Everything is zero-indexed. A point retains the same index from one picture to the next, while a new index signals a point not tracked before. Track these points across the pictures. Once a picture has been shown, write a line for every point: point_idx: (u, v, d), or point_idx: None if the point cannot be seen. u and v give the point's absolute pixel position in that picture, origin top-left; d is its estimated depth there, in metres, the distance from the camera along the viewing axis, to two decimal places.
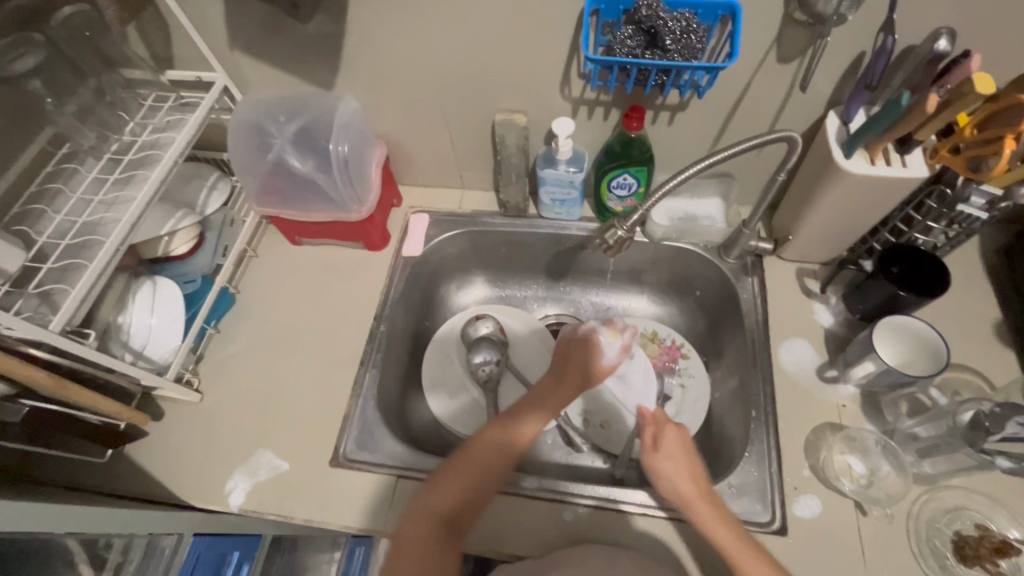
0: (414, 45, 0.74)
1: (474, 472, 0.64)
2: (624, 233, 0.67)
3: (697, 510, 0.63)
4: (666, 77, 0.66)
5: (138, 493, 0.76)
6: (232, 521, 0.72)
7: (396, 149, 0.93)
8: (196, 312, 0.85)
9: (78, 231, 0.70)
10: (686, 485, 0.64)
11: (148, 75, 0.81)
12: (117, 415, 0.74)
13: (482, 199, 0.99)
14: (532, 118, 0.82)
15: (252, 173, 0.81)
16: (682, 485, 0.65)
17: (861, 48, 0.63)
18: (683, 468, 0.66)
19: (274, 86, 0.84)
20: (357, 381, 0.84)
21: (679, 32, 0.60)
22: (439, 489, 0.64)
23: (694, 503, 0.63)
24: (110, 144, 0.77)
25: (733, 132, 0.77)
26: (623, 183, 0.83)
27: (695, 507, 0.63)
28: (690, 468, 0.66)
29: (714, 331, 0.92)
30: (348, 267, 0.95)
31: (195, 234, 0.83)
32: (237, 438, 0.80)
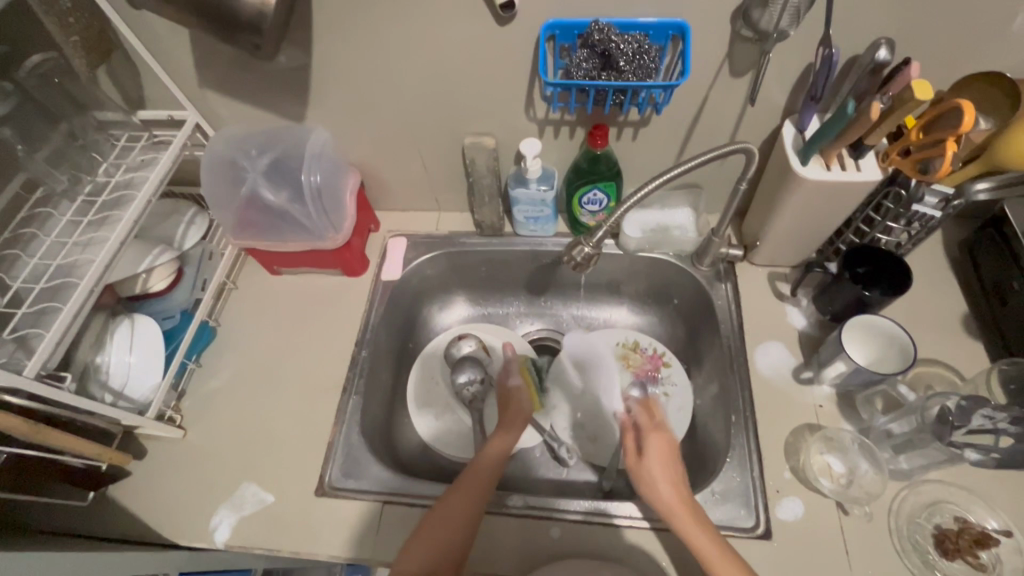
0: (381, 74, 0.76)
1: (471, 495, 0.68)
2: (590, 249, 0.69)
3: (680, 518, 0.63)
4: (623, 97, 0.67)
5: (124, 534, 0.76)
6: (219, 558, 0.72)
7: (371, 176, 0.95)
8: (176, 348, 0.85)
9: (53, 273, 0.70)
10: (669, 492, 0.65)
11: (120, 116, 0.83)
12: (99, 457, 0.73)
13: (459, 220, 1.00)
14: (501, 140, 0.84)
15: (226, 208, 0.82)
16: (664, 489, 0.66)
17: (808, 61, 0.66)
18: (669, 474, 0.68)
19: (246, 120, 0.86)
20: (340, 408, 0.84)
21: (632, 53, 0.62)
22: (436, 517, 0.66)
23: (674, 511, 0.64)
24: (83, 186, 0.78)
25: (697, 144, 0.79)
26: (593, 199, 0.85)
27: (676, 514, 0.64)
28: (672, 475, 0.68)
29: (693, 338, 0.93)
30: (328, 295, 0.95)
31: (173, 270, 0.84)
32: (222, 473, 0.80)
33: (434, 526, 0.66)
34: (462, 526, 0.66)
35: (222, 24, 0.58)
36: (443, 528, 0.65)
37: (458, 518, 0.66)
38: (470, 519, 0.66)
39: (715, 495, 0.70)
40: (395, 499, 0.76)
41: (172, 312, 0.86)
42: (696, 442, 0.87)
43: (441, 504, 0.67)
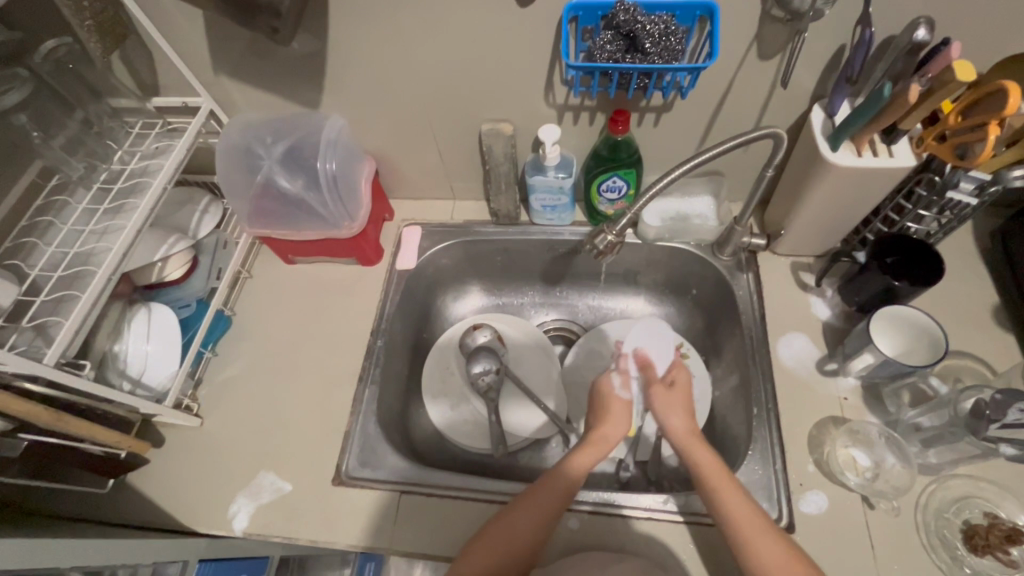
0: (397, 59, 0.74)
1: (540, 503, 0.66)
2: (614, 237, 0.67)
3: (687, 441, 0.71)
4: (647, 81, 0.65)
5: (143, 520, 0.76)
6: (238, 545, 0.72)
7: (386, 164, 0.94)
8: (192, 336, 0.85)
9: (70, 262, 0.70)
10: (680, 421, 0.73)
11: (134, 103, 0.82)
12: (118, 444, 0.74)
13: (474, 208, 0.99)
14: (519, 127, 0.82)
15: (242, 196, 0.81)
16: (672, 419, 0.74)
17: (840, 42, 0.64)
18: (682, 406, 0.76)
19: (260, 107, 0.84)
20: (356, 397, 0.84)
21: (658, 35, 0.60)
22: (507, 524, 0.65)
23: (682, 434, 0.72)
24: (99, 173, 0.77)
25: (720, 130, 0.77)
26: (612, 186, 0.83)
27: (684, 438, 0.72)
28: (685, 411, 0.76)
29: (712, 329, 0.92)
30: (343, 284, 0.95)
31: (189, 258, 0.83)
32: (239, 461, 0.80)
33: (494, 538, 0.65)
34: (531, 532, 0.65)
35: (237, 7, 0.57)
36: (511, 532, 0.65)
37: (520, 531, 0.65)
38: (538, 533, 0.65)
39: None
40: (413, 489, 0.76)
41: (188, 300, 0.86)
42: (715, 433, 0.86)
43: (505, 519, 0.66)
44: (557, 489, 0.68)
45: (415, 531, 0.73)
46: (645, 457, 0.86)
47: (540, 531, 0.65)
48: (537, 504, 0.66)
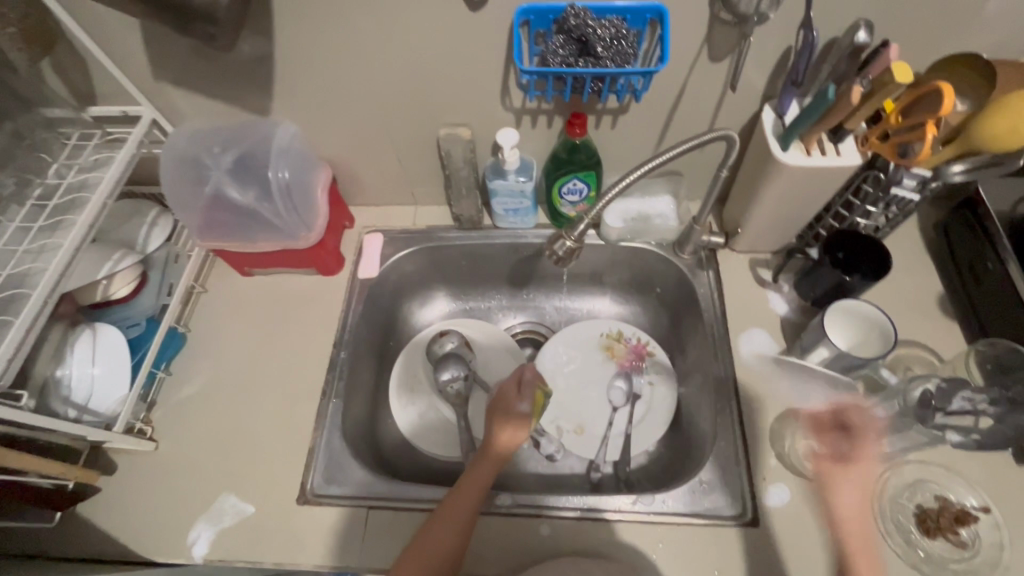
0: (348, 64, 0.72)
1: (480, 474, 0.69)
2: (573, 243, 0.67)
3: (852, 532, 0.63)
4: (600, 84, 0.65)
5: (95, 553, 0.73)
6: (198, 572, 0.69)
7: (342, 171, 0.91)
8: (142, 357, 0.81)
9: (2, 284, 0.66)
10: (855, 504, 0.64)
11: (70, 113, 0.78)
12: (65, 474, 0.70)
13: (437, 213, 0.97)
14: (477, 131, 0.81)
15: (190, 209, 0.78)
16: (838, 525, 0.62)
17: (787, 44, 0.65)
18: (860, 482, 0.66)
19: (205, 115, 0.81)
20: (320, 412, 0.82)
21: (609, 39, 0.60)
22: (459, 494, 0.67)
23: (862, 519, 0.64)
24: (32, 188, 0.73)
25: (676, 131, 0.78)
26: (573, 188, 0.83)
27: (844, 527, 0.64)
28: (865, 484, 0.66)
29: (677, 327, 0.94)
30: (303, 295, 0.92)
31: (137, 275, 0.80)
32: (198, 485, 0.77)
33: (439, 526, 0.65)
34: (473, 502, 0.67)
35: (169, 12, 0.54)
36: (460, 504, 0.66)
37: (460, 516, 0.65)
38: (472, 521, 0.66)
39: (703, 485, 0.71)
40: (382, 503, 0.74)
41: (137, 320, 0.81)
42: (683, 430, 0.87)
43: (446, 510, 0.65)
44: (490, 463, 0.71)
45: (385, 546, 0.72)
46: (615, 456, 0.88)
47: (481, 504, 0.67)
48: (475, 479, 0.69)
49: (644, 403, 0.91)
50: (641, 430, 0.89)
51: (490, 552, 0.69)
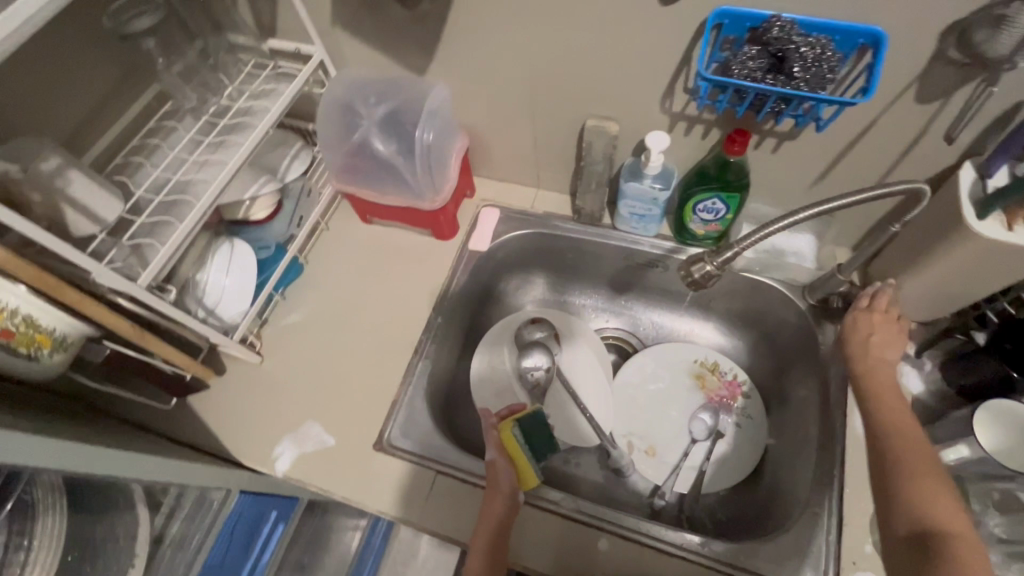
0: (515, 38, 0.71)
1: (492, 511, 0.68)
2: (714, 268, 0.59)
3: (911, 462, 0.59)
4: (784, 107, 0.59)
5: (195, 442, 0.80)
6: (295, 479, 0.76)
7: (477, 142, 0.92)
8: (266, 278, 0.88)
9: (171, 188, 0.73)
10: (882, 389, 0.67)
11: (251, 41, 0.84)
12: (185, 367, 0.77)
13: (557, 201, 0.96)
14: (624, 127, 0.78)
15: (336, 151, 0.82)
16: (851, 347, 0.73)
17: (1018, 99, 0.56)
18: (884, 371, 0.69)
19: (368, 64, 0.84)
20: (409, 369, 0.84)
21: (811, 59, 0.54)
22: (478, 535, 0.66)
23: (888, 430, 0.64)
24: (209, 106, 0.80)
25: (845, 168, 0.71)
26: (710, 207, 0.78)
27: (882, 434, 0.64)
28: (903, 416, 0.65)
29: (782, 374, 0.87)
30: (414, 253, 0.95)
31: (274, 202, 0.86)
32: (291, 407, 0.83)
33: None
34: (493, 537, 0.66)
35: None
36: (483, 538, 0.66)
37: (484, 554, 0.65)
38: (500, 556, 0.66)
39: (782, 550, 0.66)
40: (450, 471, 0.76)
41: (268, 243, 0.89)
42: (765, 484, 0.82)
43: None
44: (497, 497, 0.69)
45: (445, 513, 0.74)
46: (682, 489, 0.85)
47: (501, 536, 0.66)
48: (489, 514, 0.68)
49: (725, 443, 0.87)
50: (716, 469, 0.86)
51: (544, 550, 0.70)
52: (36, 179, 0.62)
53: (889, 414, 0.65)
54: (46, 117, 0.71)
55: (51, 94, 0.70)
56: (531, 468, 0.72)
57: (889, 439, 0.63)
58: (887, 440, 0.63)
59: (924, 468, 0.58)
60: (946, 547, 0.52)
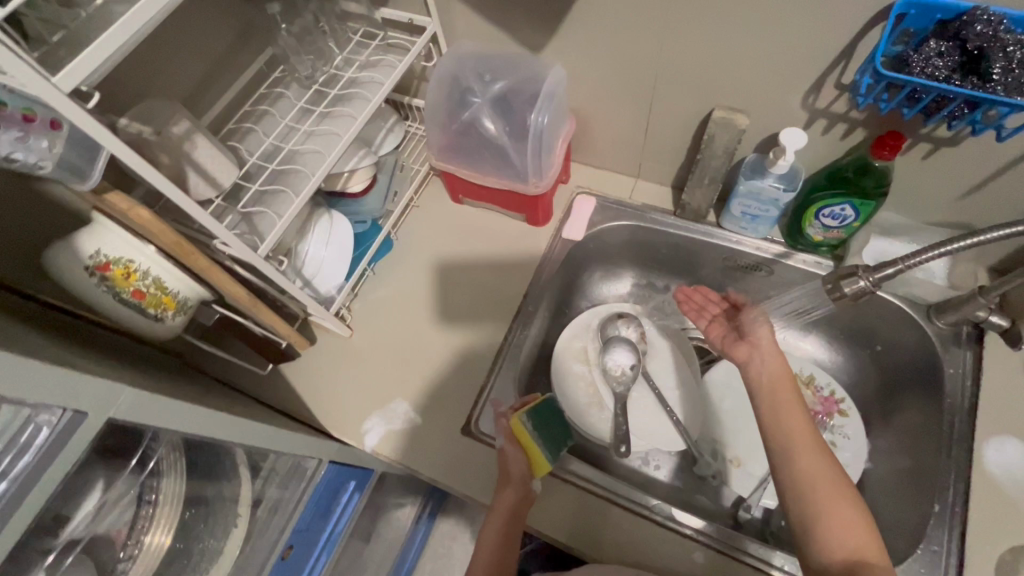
0: (649, 18, 0.67)
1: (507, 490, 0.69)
2: (867, 284, 0.58)
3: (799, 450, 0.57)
4: (966, 112, 0.53)
5: (286, 408, 0.82)
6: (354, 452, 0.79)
7: (581, 126, 0.88)
8: (362, 252, 0.89)
9: (282, 157, 0.73)
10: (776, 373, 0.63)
11: (363, 10, 0.82)
12: (284, 335, 0.78)
13: (656, 193, 0.92)
14: (753, 121, 0.72)
15: (443, 128, 0.80)
16: (739, 350, 0.69)
17: None
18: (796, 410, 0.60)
19: (480, 38, 0.81)
20: (497, 355, 0.83)
21: (1015, 61, 0.48)
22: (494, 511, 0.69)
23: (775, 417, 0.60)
24: (319, 75, 0.79)
25: (1009, 180, 0.64)
26: (837, 213, 0.73)
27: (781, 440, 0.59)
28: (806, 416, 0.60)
29: (891, 395, 0.82)
30: (505, 237, 0.93)
31: (370, 176, 0.85)
32: (379, 383, 0.83)
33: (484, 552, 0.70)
34: (508, 516, 0.69)
35: None
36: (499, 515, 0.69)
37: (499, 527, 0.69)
38: (516, 529, 0.69)
39: None
40: None
41: (364, 217, 0.89)
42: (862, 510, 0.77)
43: (475, 544, 0.71)
44: (512, 480, 0.70)
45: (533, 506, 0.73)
46: (771, 503, 0.82)
47: (517, 515, 0.69)
48: (505, 493, 0.69)
49: None
50: None
51: (636, 553, 0.69)
52: (166, 142, 0.62)
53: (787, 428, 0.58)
54: (171, 77, 0.71)
55: (176, 55, 0.70)
56: (545, 456, 0.71)
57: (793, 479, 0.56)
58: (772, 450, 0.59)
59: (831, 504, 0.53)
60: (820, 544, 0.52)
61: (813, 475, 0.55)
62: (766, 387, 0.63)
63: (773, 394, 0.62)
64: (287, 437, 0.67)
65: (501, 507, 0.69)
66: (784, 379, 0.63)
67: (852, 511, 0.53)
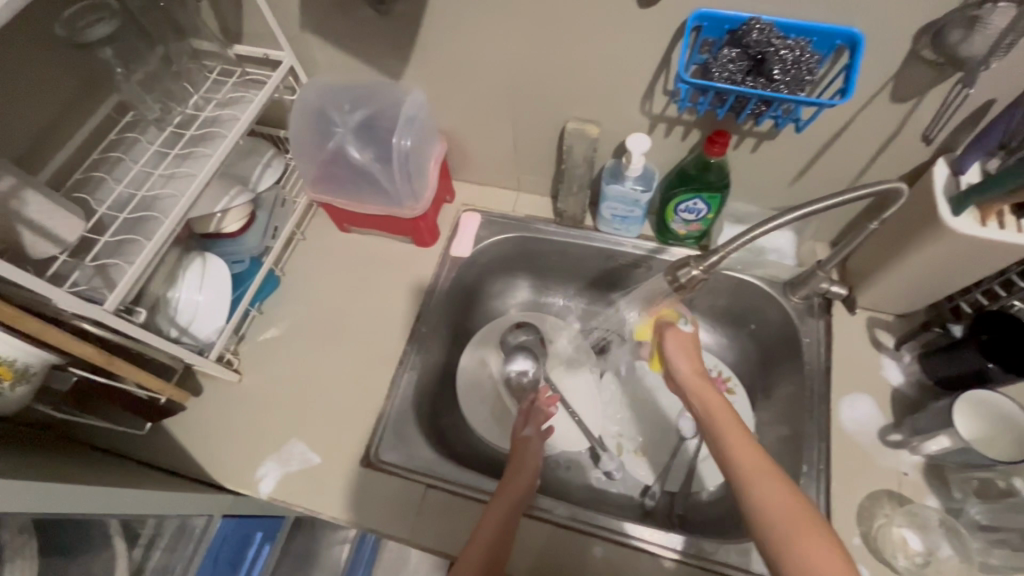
0: (492, 41, 0.70)
1: (521, 477, 0.72)
2: (698, 272, 0.60)
3: (754, 474, 0.55)
4: (765, 108, 0.59)
5: (173, 467, 0.77)
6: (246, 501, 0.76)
7: (456, 146, 0.90)
8: (242, 293, 0.85)
9: (136, 204, 0.70)
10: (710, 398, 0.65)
11: (216, 48, 0.80)
12: (161, 390, 0.74)
13: (538, 204, 0.95)
14: (605, 129, 0.77)
15: (311, 159, 0.79)
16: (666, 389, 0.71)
17: (990, 97, 0.57)
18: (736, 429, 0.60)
19: (339, 69, 0.81)
20: (393, 380, 0.83)
21: (790, 62, 0.54)
22: (504, 493, 0.69)
23: (723, 438, 0.59)
24: (173, 116, 0.76)
25: (825, 164, 0.71)
26: (692, 208, 0.78)
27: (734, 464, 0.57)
28: (751, 441, 0.58)
29: (767, 369, 0.88)
30: (395, 261, 0.93)
31: (247, 213, 0.82)
32: (273, 425, 0.80)
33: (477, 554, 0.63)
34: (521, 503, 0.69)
35: None
36: (510, 499, 0.68)
37: (509, 509, 0.67)
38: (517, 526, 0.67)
39: None
40: (441, 484, 0.75)
41: (241, 256, 0.85)
42: None
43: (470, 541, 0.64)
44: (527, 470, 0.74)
45: (439, 527, 0.73)
46: (673, 487, 0.85)
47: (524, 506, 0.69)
48: (518, 480, 0.72)
49: None
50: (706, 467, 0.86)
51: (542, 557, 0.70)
52: None
53: (737, 456, 0.57)
54: None
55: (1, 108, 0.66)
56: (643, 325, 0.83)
57: (762, 512, 0.52)
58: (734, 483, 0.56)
59: (799, 532, 0.50)
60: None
61: (772, 500, 0.52)
62: (708, 421, 0.63)
63: (711, 420, 0.62)
64: (162, 498, 0.63)
65: (512, 490, 0.69)
66: (721, 406, 0.63)
67: (825, 536, 0.49)
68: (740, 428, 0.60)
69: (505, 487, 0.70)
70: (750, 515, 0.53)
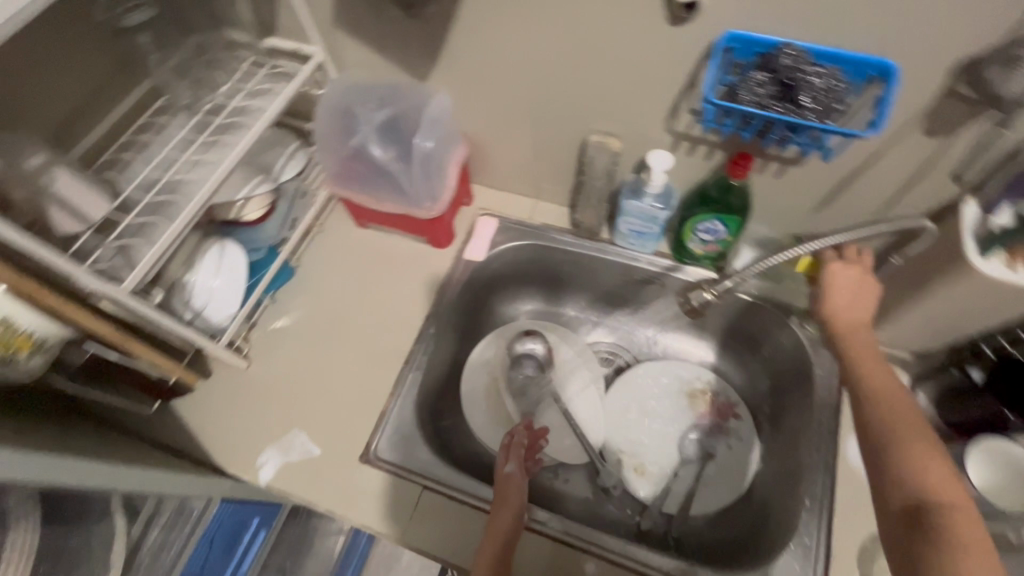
0: (519, 50, 0.70)
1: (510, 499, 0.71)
2: (710, 295, 0.66)
3: (901, 426, 0.55)
4: (792, 135, 0.58)
5: (177, 447, 0.79)
6: (244, 486, 0.77)
7: (477, 150, 0.90)
8: (257, 280, 0.87)
9: (161, 188, 0.71)
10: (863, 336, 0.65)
11: (249, 39, 0.82)
12: (170, 370, 0.75)
13: (556, 213, 0.95)
14: (627, 144, 0.76)
15: (333, 154, 0.80)
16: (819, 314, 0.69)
17: None
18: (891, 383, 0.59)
19: (367, 67, 0.82)
20: (398, 378, 0.83)
21: (821, 90, 0.53)
22: (496, 524, 0.68)
23: (871, 390, 0.59)
24: (203, 104, 0.78)
25: (850, 194, 0.70)
26: (710, 228, 0.77)
27: (887, 414, 0.56)
28: (899, 395, 0.58)
29: (776, 397, 0.87)
30: (409, 260, 0.94)
31: (268, 203, 0.83)
32: (277, 414, 0.81)
33: None
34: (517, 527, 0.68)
35: None
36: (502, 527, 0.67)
37: (505, 536, 0.66)
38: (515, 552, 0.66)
39: None
40: (437, 487, 0.74)
41: (260, 245, 0.87)
42: (752, 505, 0.82)
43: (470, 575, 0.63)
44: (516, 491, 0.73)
45: (432, 529, 0.73)
46: (671, 509, 0.84)
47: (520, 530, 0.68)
48: (509, 503, 0.70)
49: (715, 465, 0.86)
50: (706, 490, 0.85)
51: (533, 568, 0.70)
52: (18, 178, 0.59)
53: (879, 401, 0.58)
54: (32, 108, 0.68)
55: (39, 87, 0.68)
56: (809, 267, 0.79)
57: (901, 458, 0.53)
58: (877, 423, 0.56)
59: (944, 484, 0.50)
60: (946, 526, 0.47)
61: (922, 455, 0.52)
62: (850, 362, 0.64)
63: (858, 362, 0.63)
64: (163, 477, 0.64)
65: (502, 518, 0.68)
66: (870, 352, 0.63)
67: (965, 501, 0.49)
68: (887, 374, 0.60)
69: (496, 518, 0.68)
70: (887, 459, 0.53)
